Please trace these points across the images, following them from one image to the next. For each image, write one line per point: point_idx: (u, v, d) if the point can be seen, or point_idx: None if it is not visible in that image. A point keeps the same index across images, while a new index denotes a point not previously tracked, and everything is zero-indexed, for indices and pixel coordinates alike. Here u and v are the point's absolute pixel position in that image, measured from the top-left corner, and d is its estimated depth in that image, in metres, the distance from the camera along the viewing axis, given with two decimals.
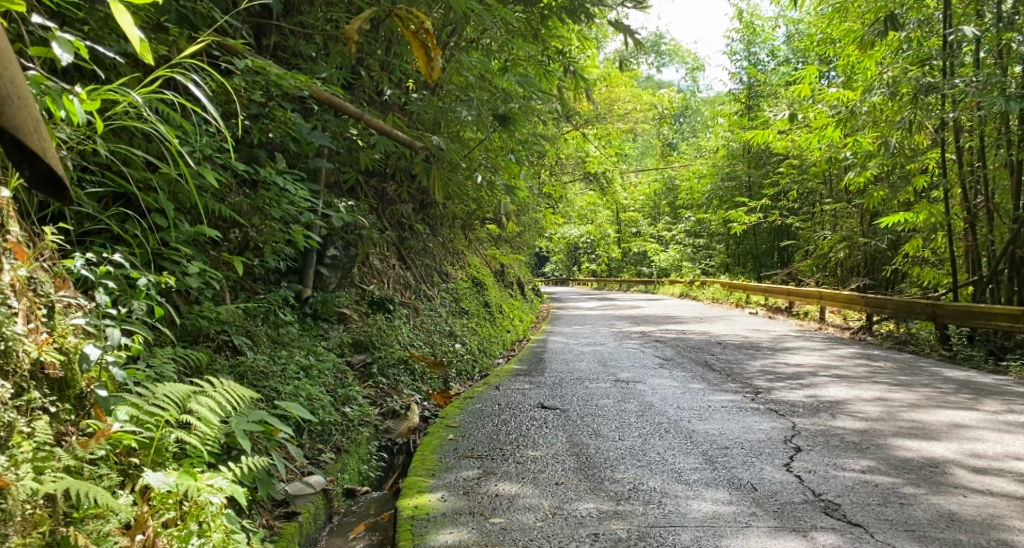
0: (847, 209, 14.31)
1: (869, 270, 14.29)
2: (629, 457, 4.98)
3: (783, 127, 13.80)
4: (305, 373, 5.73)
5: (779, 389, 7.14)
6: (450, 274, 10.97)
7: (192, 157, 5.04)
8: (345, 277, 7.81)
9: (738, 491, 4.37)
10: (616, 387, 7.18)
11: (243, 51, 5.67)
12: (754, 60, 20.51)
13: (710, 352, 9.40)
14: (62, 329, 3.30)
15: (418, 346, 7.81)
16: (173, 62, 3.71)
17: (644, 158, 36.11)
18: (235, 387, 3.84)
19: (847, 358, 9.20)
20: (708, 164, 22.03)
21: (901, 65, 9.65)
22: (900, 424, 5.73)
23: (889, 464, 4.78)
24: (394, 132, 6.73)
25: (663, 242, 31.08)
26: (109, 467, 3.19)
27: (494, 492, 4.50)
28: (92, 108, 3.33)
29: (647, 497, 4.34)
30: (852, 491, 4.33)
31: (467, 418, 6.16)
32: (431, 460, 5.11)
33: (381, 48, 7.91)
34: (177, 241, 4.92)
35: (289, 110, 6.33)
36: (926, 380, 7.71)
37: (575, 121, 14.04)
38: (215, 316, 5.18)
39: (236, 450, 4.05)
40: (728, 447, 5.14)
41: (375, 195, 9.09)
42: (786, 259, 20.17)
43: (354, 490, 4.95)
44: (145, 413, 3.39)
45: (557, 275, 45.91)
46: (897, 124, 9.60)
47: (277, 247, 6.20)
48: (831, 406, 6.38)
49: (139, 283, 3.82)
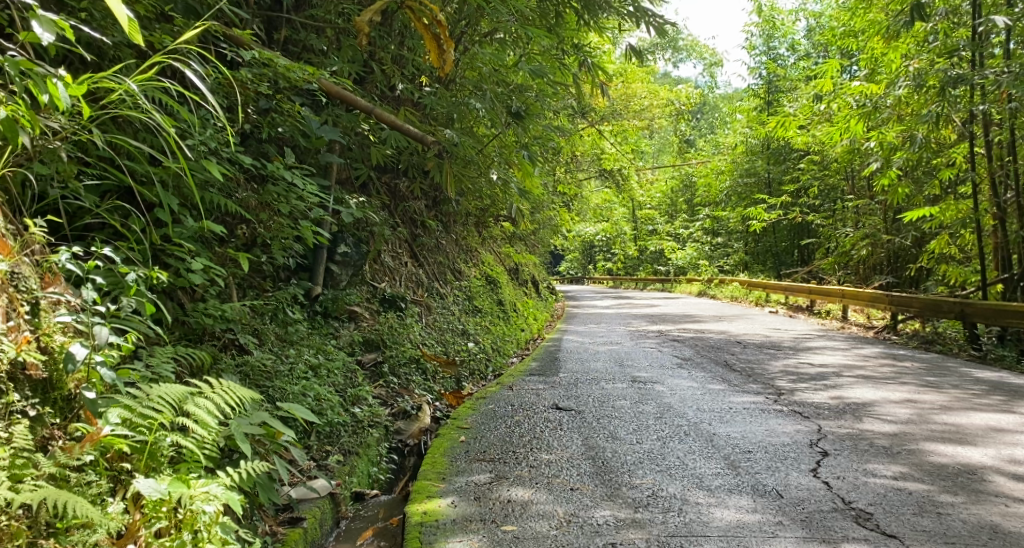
0: (870, 206, 14.02)
1: (892, 268, 14.01)
2: (647, 462, 4.78)
3: (805, 121, 13.54)
4: (314, 373, 5.56)
5: (803, 390, 6.90)
6: (463, 271, 10.79)
7: (196, 151, 4.88)
8: (356, 274, 7.65)
9: (763, 498, 4.17)
10: (634, 388, 6.97)
11: (251, 45, 5.53)
12: (774, 55, 19.76)
13: (729, 352, 9.20)
14: (48, 328, 3.17)
15: (430, 345, 7.64)
16: (173, 48, 3.53)
17: (661, 156, 35.81)
18: (234, 387, 3.67)
19: (872, 357, 8.93)
20: (727, 160, 21.73)
21: (928, 56, 9.37)
22: (932, 428, 5.49)
23: (923, 470, 4.54)
24: (406, 126, 6.54)
25: (681, 241, 30.78)
26: (98, 473, 3.05)
27: (506, 498, 4.31)
28: (78, 93, 3.16)
29: (667, 504, 4.14)
30: (885, 500, 4.11)
31: (480, 419, 5.98)
32: (441, 463, 4.93)
33: (393, 42, 7.74)
34: (180, 236, 4.78)
35: (299, 103, 6.17)
36: (955, 381, 7.45)
37: (592, 118, 13.85)
38: (221, 313, 5.03)
39: (238, 453, 3.87)
40: (751, 451, 4.93)
41: (387, 191, 8.93)
42: (807, 258, 19.88)
43: (363, 493, 4.81)
44: (139, 415, 3.22)
45: (573, 274, 45.74)
46: (925, 116, 9.33)
47: (285, 243, 6.04)
48: (858, 408, 6.14)
49: (128, 278, 3.63)
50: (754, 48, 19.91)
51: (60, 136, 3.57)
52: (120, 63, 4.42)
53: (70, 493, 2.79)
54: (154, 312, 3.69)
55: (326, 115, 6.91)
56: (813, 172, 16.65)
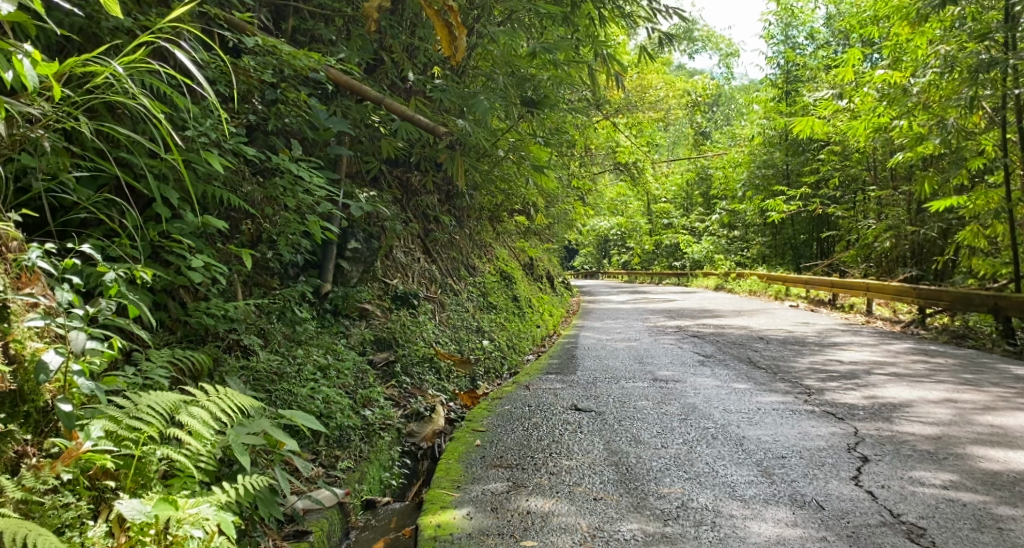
0: (894, 197, 13.67)
1: (917, 260, 13.65)
2: (674, 468, 4.49)
3: (825, 113, 13.22)
4: (323, 374, 5.31)
5: (833, 389, 6.59)
6: (477, 267, 10.51)
7: (194, 142, 4.60)
8: (367, 271, 7.37)
9: (803, 510, 3.87)
10: (656, 388, 6.67)
11: (253, 30, 5.25)
12: (793, 44, 19.54)
13: (753, 348, 8.87)
14: (18, 334, 2.94)
15: (443, 343, 7.36)
16: (164, 26, 3.22)
17: (676, 149, 35.38)
18: (231, 394, 3.47)
19: (902, 353, 8.60)
20: (743, 152, 21.36)
21: (958, 40, 9.08)
22: (977, 430, 5.18)
23: (975, 478, 4.23)
24: (417, 116, 6.25)
25: (697, 234, 30.42)
26: (76, 493, 2.88)
27: (525, 509, 4.03)
28: (47, 72, 2.93)
29: (699, 517, 3.85)
30: (937, 512, 3.80)
31: (495, 421, 5.71)
32: (456, 470, 4.66)
33: (404, 31, 7.45)
34: (179, 233, 4.52)
35: (306, 93, 5.89)
36: (995, 378, 7.12)
37: (605, 110, 13.60)
38: (224, 312, 4.75)
39: (238, 465, 3.64)
40: (785, 456, 4.63)
41: (399, 185, 8.64)
42: (827, 251, 19.55)
43: (374, 501, 4.52)
44: (124, 428, 3.08)
45: (587, 269, 45.46)
46: (956, 100, 8.95)
47: (293, 238, 5.76)
48: (895, 408, 5.83)
49: (107, 278, 3.32)
50: (772, 38, 19.55)
51: (42, 124, 3.29)
52: (108, 47, 4.17)
53: (34, 524, 2.61)
54: (137, 315, 3.42)
55: (335, 106, 6.62)
56: (835, 163, 16.50)
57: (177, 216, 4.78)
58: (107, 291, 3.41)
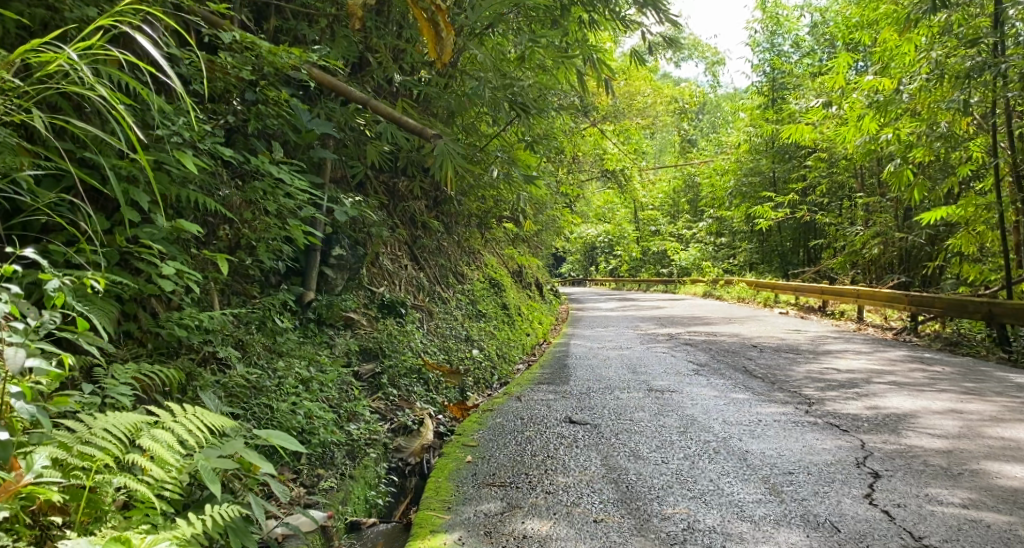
0: (881, 204, 13.55)
1: (906, 267, 13.50)
2: (677, 485, 4.25)
3: (813, 120, 13.06)
4: (305, 387, 5.04)
5: (834, 399, 6.36)
6: (465, 274, 10.24)
7: (166, 143, 4.35)
8: (352, 279, 7.10)
9: (817, 532, 3.65)
10: (652, 399, 6.43)
11: (230, 26, 5.00)
12: (778, 51, 19.43)
13: (746, 357, 8.66)
14: None
15: (432, 353, 7.08)
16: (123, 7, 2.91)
17: (663, 155, 35.23)
18: (202, 414, 3.22)
19: (900, 362, 8.39)
20: (729, 160, 21.21)
21: (947, 46, 8.82)
22: (987, 443, 4.97)
23: (995, 496, 4.03)
24: (403, 119, 6.00)
25: (684, 241, 30.26)
26: (16, 531, 2.66)
27: (521, 533, 3.77)
28: None
29: (707, 541, 3.62)
30: (961, 535, 3.62)
31: (487, 435, 5.44)
32: (446, 489, 4.40)
33: (391, 32, 7.22)
34: (151, 238, 4.24)
35: (287, 93, 5.64)
36: (997, 387, 6.91)
37: (592, 116, 13.34)
38: (199, 323, 4.46)
39: (208, 491, 3.35)
40: (792, 472, 4.39)
41: (386, 191, 8.39)
42: (815, 257, 19.42)
43: (359, 522, 4.21)
44: (74, 454, 2.84)
45: (574, 276, 45.33)
46: (947, 105, 8.77)
47: (273, 244, 5.49)
48: (901, 419, 5.62)
49: (51, 288, 3.05)
50: (757, 45, 19.42)
51: None
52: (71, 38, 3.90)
53: None
54: (85, 327, 3.18)
55: (319, 107, 6.37)
56: (822, 170, 16.31)
57: (147, 220, 4.50)
58: (50, 302, 3.17)
